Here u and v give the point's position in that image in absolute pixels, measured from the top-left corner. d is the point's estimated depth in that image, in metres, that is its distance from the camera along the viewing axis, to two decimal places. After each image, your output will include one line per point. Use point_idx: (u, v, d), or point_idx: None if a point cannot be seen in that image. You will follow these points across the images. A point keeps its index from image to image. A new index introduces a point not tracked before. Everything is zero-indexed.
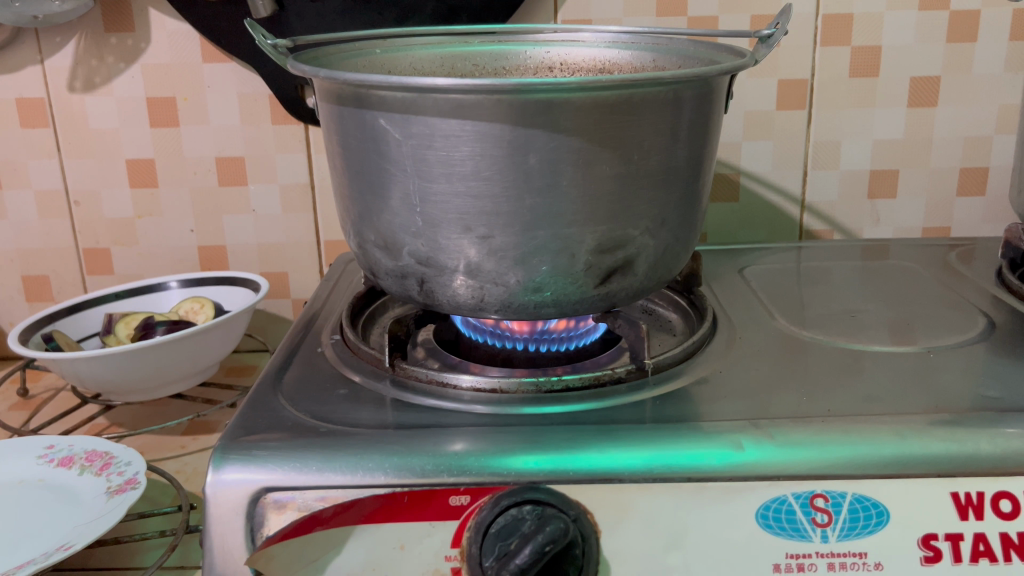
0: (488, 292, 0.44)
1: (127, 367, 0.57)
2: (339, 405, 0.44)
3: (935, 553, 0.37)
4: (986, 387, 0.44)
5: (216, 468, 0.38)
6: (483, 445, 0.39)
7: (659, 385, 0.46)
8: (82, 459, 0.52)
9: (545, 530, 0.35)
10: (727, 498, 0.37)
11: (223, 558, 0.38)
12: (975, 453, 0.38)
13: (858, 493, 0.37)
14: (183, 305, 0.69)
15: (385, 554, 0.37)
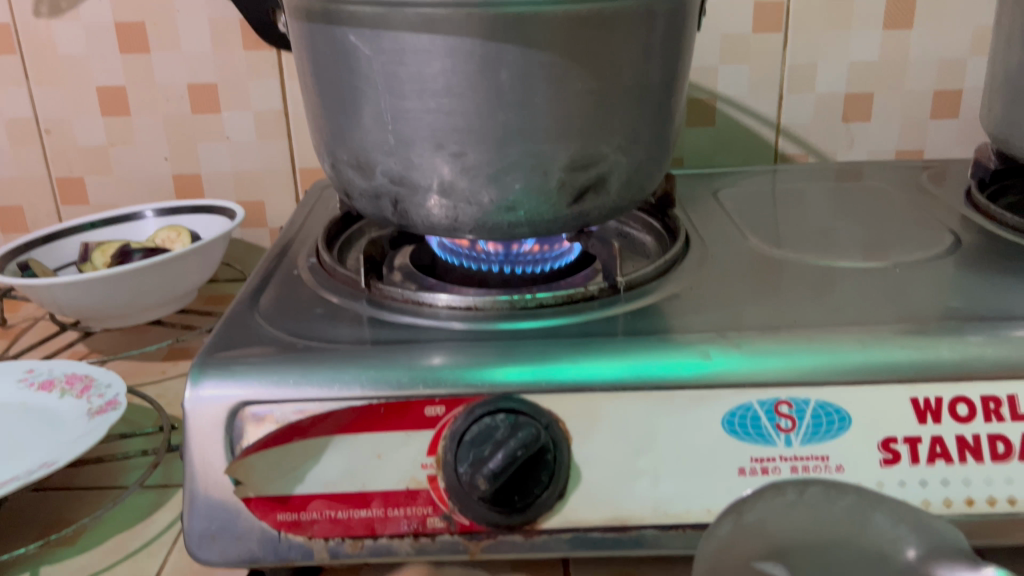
0: (462, 212, 0.44)
1: (104, 292, 0.57)
2: (316, 323, 0.44)
3: (893, 456, 0.38)
4: (950, 298, 0.45)
5: (194, 384, 0.39)
6: (459, 359, 0.40)
7: (631, 300, 0.46)
8: (63, 382, 0.52)
9: (517, 435, 0.36)
10: (697, 404, 0.38)
11: (203, 471, 0.38)
12: (935, 359, 0.39)
13: (821, 400, 0.38)
14: (161, 233, 0.69)
15: (363, 464, 0.38)
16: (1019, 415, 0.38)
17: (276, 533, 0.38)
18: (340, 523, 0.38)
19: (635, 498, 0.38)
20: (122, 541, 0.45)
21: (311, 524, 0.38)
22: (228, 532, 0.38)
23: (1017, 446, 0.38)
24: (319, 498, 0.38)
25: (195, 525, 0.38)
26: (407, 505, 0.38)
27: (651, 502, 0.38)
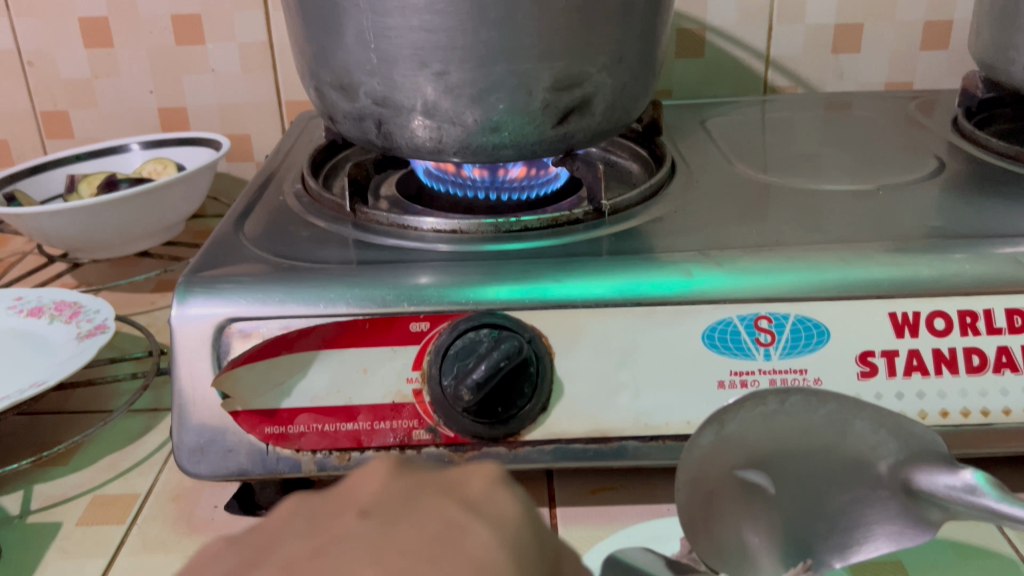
0: (446, 133, 0.44)
1: (90, 221, 0.57)
2: (302, 245, 0.45)
3: (871, 369, 0.39)
4: (930, 218, 0.45)
5: (180, 302, 0.39)
6: (444, 277, 0.40)
7: (616, 223, 0.47)
8: (51, 309, 0.53)
9: (501, 347, 0.37)
10: (677, 320, 0.39)
11: (191, 386, 0.39)
12: (915, 275, 0.39)
13: (801, 315, 0.39)
14: (147, 166, 0.69)
15: (349, 378, 0.38)
16: (995, 328, 0.39)
17: (264, 446, 0.39)
18: (327, 436, 0.39)
19: (616, 411, 0.39)
20: (114, 460, 0.46)
21: (298, 437, 0.39)
22: (217, 445, 0.39)
23: (992, 359, 0.39)
24: (305, 412, 0.39)
25: (185, 439, 0.39)
26: (392, 419, 0.39)
27: (631, 414, 0.39)
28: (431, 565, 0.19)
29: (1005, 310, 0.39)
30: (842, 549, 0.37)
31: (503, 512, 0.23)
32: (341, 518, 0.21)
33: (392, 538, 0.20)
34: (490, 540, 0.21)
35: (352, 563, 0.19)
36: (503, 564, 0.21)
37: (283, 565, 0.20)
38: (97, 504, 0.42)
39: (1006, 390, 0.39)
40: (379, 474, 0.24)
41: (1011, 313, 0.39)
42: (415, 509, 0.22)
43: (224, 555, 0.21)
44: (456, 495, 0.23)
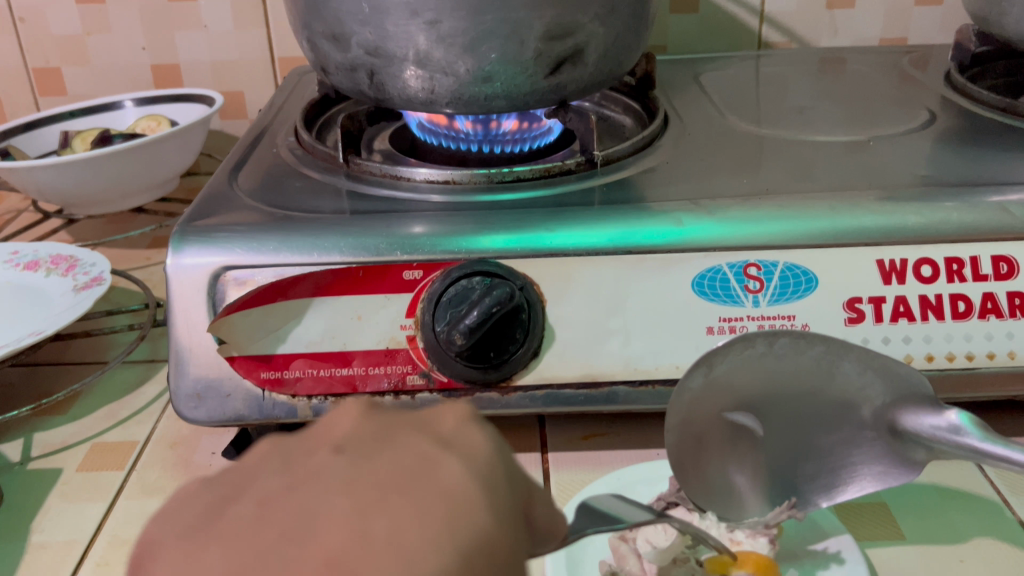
0: (438, 83, 0.44)
1: (84, 175, 0.58)
2: (296, 195, 0.45)
3: (858, 315, 0.39)
4: (919, 167, 0.45)
5: (176, 251, 0.39)
6: (437, 227, 0.40)
7: (608, 174, 0.47)
8: (48, 262, 0.53)
9: (493, 293, 0.37)
10: (666, 268, 0.39)
11: (188, 332, 0.40)
12: (903, 224, 0.40)
13: (790, 262, 0.39)
14: (140, 123, 0.69)
15: (343, 324, 0.39)
16: (980, 275, 0.39)
17: (260, 392, 0.40)
18: (322, 381, 0.40)
19: (607, 357, 0.40)
20: (112, 410, 0.46)
21: (294, 382, 0.40)
22: (214, 391, 0.40)
23: (977, 305, 0.39)
24: (301, 358, 0.39)
25: (183, 385, 0.40)
26: (386, 365, 0.39)
27: (622, 360, 0.40)
28: (405, 498, 0.18)
29: (991, 257, 0.39)
30: (828, 488, 0.38)
31: (474, 446, 0.21)
32: (314, 455, 0.20)
33: (366, 471, 0.19)
34: (463, 471, 0.20)
35: (326, 499, 0.18)
36: (475, 496, 0.19)
37: (260, 499, 0.18)
38: (96, 451, 0.43)
39: (990, 335, 0.40)
40: (352, 413, 0.22)
41: (996, 261, 0.39)
42: (389, 445, 0.20)
43: (198, 496, 0.19)
44: (426, 432, 0.21)
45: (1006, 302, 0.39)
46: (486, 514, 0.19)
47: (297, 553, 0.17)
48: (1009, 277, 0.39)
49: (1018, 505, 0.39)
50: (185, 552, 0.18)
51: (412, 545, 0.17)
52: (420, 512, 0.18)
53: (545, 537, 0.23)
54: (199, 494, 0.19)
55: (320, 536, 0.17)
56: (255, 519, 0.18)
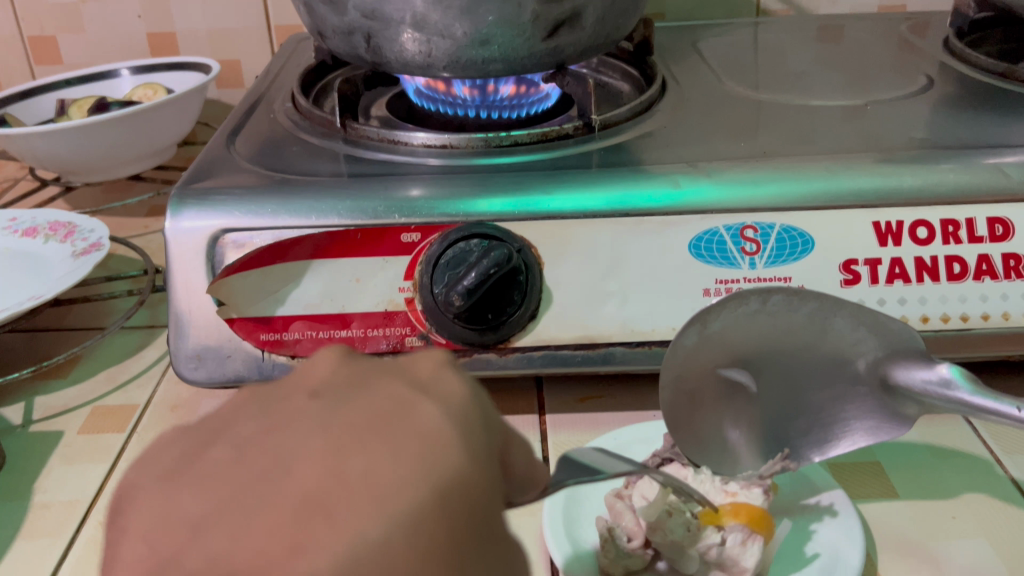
0: (436, 46, 0.44)
1: (81, 142, 0.57)
2: (294, 159, 0.45)
3: (854, 277, 0.40)
4: (916, 130, 0.45)
5: (174, 214, 0.39)
6: (434, 190, 0.40)
7: (606, 138, 0.47)
8: (46, 229, 0.53)
9: (490, 255, 0.37)
10: (663, 230, 0.39)
11: (188, 295, 0.40)
12: (899, 185, 0.40)
13: (786, 224, 0.39)
14: (137, 91, 0.69)
15: (342, 287, 0.39)
16: (976, 237, 0.40)
17: (260, 353, 0.40)
18: (321, 343, 0.40)
19: (603, 319, 0.40)
20: (113, 373, 0.47)
21: (293, 344, 0.40)
22: (214, 353, 0.40)
23: (972, 267, 0.40)
24: (300, 320, 0.40)
25: (183, 347, 0.40)
26: (385, 326, 0.40)
27: (618, 321, 0.40)
28: (381, 438, 0.18)
29: (987, 218, 0.40)
30: (820, 442, 0.38)
31: (450, 391, 0.21)
32: (292, 400, 0.20)
33: (342, 414, 0.19)
34: (439, 413, 0.20)
35: (302, 440, 0.18)
36: (451, 435, 0.20)
37: (237, 443, 0.18)
38: (97, 414, 0.44)
39: (985, 297, 0.40)
40: (330, 358, 0.22)
41: (992, 222, 0.40)
42: (366, 388, 0.20)
43: (177, 442, 0.19)
44: (402, 377, 0.21)
45: (1001, 264, 0.40)
46: (460, 453, 0.19)
47: (275, 491, 0.17)
48: (1005, 239, 0.40)
49: (1010, 463, 0.39)
50: (162, 497, 0.18)
51: (388, 483, 0.17)
52: (395, 452, 0.18)
53: (523, 484, 0.23)
54: (177, 438, 0.19)
55: (295, 473, 0.17)
56: (230, 463, 0.18)
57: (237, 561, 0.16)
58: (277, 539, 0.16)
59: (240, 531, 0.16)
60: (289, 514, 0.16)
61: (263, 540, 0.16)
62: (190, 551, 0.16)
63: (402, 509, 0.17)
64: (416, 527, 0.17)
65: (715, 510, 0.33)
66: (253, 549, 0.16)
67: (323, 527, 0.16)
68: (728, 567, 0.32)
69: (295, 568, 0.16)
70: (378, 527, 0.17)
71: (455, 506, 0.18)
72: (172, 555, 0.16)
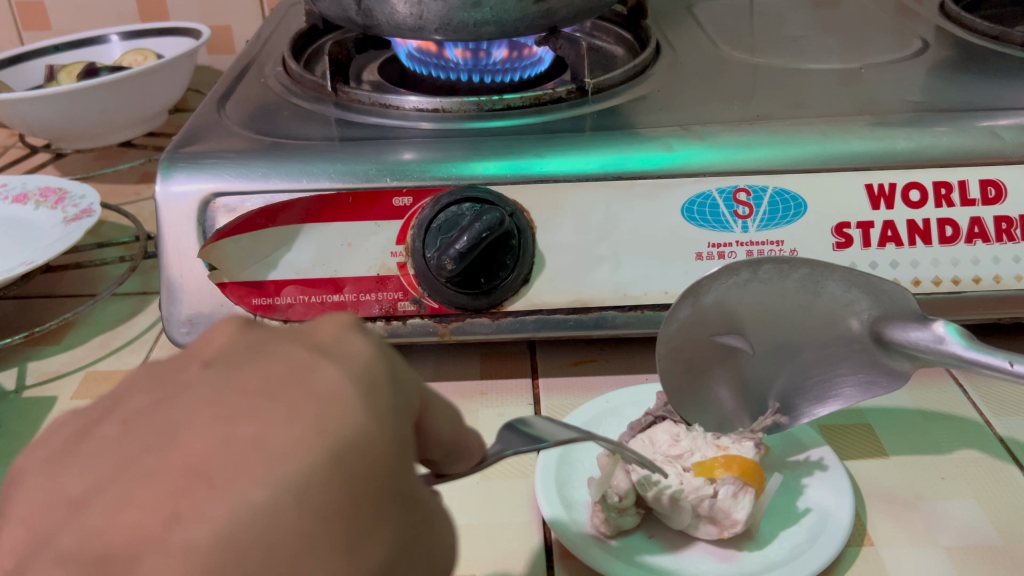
0: (427, 8, 0.44)
1: (70, 107, 0.57)
2: (286, 124, 0.45)
3: (846, 240, 0.40)
4: (910, 93, 0.45)
5: (164, 179, 0.39)
6: (427, 153, 0.40)
7: (600, 102, 0.46)
8: (36, 195, 0.53)
9: (482, 219, 0.37)
10: (656, 193, 0.39)
11: (179, 259, 0.40)
12: (892, 148, 0.39)
13: (779, 187, 0.39)
14: (127, 57, 0.68)
15: (334, 251, 0.39)
16: (969, 200, 0.40)
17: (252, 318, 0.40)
18: (313, 307, 0.40)
19: (595, 283, 0.40)
20: (105, 339, 0.47)
21: (285, 308, 0.40)
22: (207, 318, 0.40)
23: (964, 230, 0.40)
24: (292, 284, 0.40)
25: (175, 312, 0.40)
26: (377, 291, 0.40)
27: (610, 285, 0.40)
28: (274, 403, 0.18)
29: (980, 181, 0.39)
30: (818, 397, 0.39)
31: (354, 352, 0.20)
32: (184, 370, 0.19)
33: (232, 385, 0.18)
34: (340, 377, 0.19)
35: (188, 411, 0.17)
36: (350, 399, 0.18)
37: (125, 418, 0.18)
38: (90, 379, 0.44)
39: (977, 260, 0.40)
40: (228, 328, 0.21)
41: (985, 185, 0.39)
42: (260, 356, 0.19)
43: (70, 423, 0.19)
44: (303, 338, 0.20)
45: (993, 227, 0.40)
46: (359, 416, 0.18)
47: (156, 465, 0.16)
48: (997, 202, 0.40)
49: (999, 424, 0.40)
50: (47, 477, 0.17)
51: (276, 448, 0.17)
52: (289, 417, 0.17)
53: (440, 450, 0.23)
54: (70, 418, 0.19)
55: (181, 444, 0.17)
56: (115, 438, 0.18)
57: (114, 538, 0.16)
58: (158, 511, 0.16)
59: (120, 505, 0.16)
60: (171, 484, 0.16)
61: (142, 513, 0.16)
62: (66, 530, 0.16)
63: (292, 475, 0.17)
64: (306, 491, 0.17)
65: (708, 462, 0.34)
66: (130, 524, 0.16)
67: (205, 497, 0.16)
68: (719, 520, 0.32)
69: (174, 540, 0.16)
70: (264, 493, 0.16)
71: (352, 468, 0.18)
72: (48, 533, 0.17)
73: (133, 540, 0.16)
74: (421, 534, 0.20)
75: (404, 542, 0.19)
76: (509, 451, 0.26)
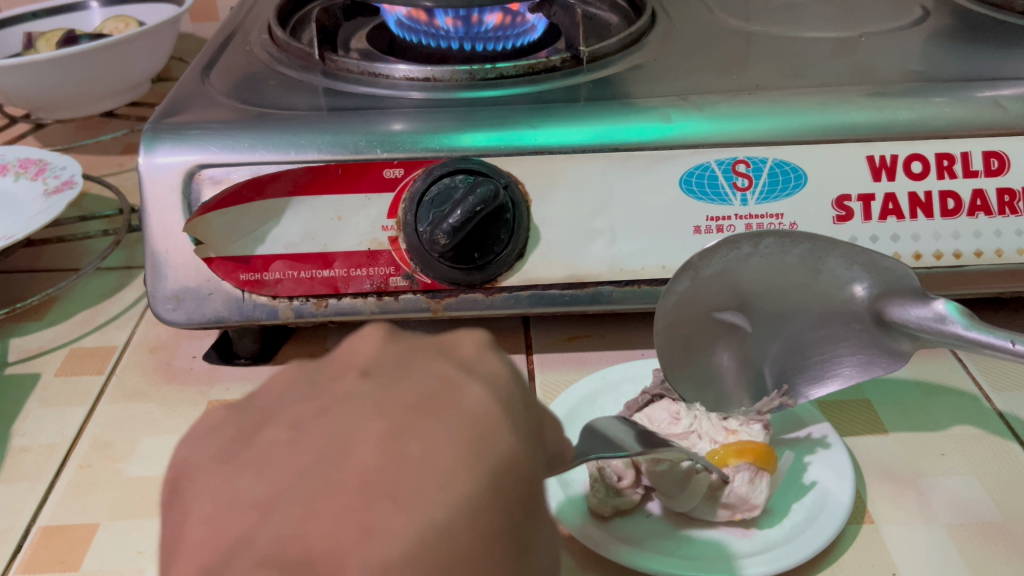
0: None
1: (50, 75, 0.55)
2: (272, 93, 0.43)
3: (846, 214, 0.39)
4: (909, 63, 0.44)
5: (147, 151, 0.38)
6: (418, 123, 0.39)
7: (594, 71, 0.45)
8: (16, 167, 0.52)
9: (476, 191, 0.36)
10: (653, 166, 0.38)
11: (164, 234, 0.39)
12: (893, 119, 0.39)
13: (779, 159, 0.38)
14: (108, 25, 0.66)
15: (323, 224, 0.38)
16: (971, 171, 0.39)
17: (240, 294, 0.39)
18: (303, 283, 0.39)
19: (591, 257, 0.39)
20: (89, 316, 0.46)
21: (274, 284, 0.39)
22: (193, 293, 0.39)
23: (966, 203, 0.39)
24: (280, 259, 0.39)
25: (160, 287, 0.39)
26: (368, 266, 0.39)
27: (607, 260, 0.39)
28: (435, 422, 0.18)
29: (982, 153, 0.39)
30: (816, 377, 0.38)
31: (493, 371, 0.21)
32: (343, 378, 0.19)
33: (393, 395, 0.18)
34: (487, 398, 0.19)
35: (361, 421, 0.18)
36: (499, 423, 0.19)
37: (293, 425, 0.18)
38: (75, 356, 0.43)
39: (979, 233, 0.39)
40: (375, 337, 0.21)
41: (988, 156, 0.39)
42: (411, 371, 0.19)
43: (219, 428, 0.19)
44: (446, 355, 0.21)
45: (995, 200, 0.39)
46: (509, 437, 0.19)
47: (336, 476, 0.17)
48: (1000, 174, 0.39)
49: (998, 399, 0.39)
50: (222, 477, 0.18)
51: (447, 469, 0.17)
52: (452, 436, 0.18)
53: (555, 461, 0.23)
54: (208, 431, 0.19)
55: (355, 455, 0.17)
56: (289, 443, 0.18)
57: (311, 544, 0.16)
58: (347, 522, 0.16)
59: (313, 511, 0.16)
60: (355, 499, 0.16)
61: (335, 523, 0.16)
62: (263, 531, 0.16)
63: (462, 494, 0.17)
64: (476, 513, 0.17)
65: (720, 451, 0.33)
66: (326, 533, 0.16)
67: (389, 513, 0.16)
68: (735, 505, 0.32)
69: (370, 552, 0.16)
70: (442, 513, 0.16)
71: (509, 489, 0.18)
72: (242, 535, 0.16)
73: (330, 549, 0.16)
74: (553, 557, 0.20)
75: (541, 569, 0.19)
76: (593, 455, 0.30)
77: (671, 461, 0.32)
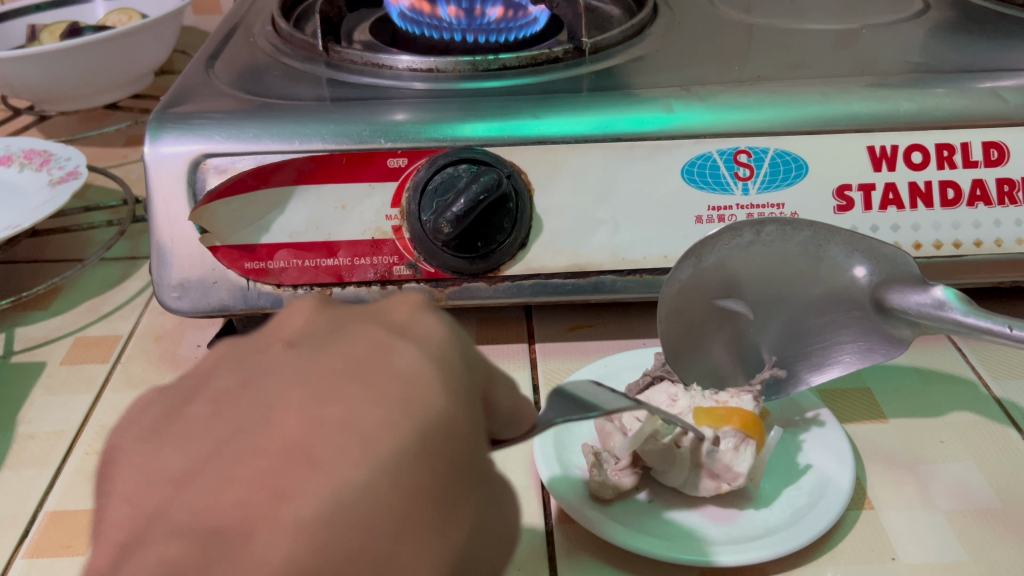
0: None
1: (56, 67, 0.55)
2: (275, 83, 0.44)
3: (847, 203, 0.39)
4: (910, 54, 0.45)
5: (153, 140, 0.38)
6: (422, 114, 0.39)
7: (597, 62, 0.45)
8: (21, 157, 0.52)
9: (479, 180, 0.36)
10: (654, 155, 0.39)
11: (169, 222, 0.39)
12: (894, 110, 0.39)
13: (780, 149, 0.39)
14: (111, 17, 0.67)
15: (328, 213, 0.38)
16: (971, 162, 0.39)
17: (245, 282, 0.40)
18: (307, 272, 0.40)
19: (594, 246, 0.40)
20: (94, 305, 0.46)
21: (279, 272, 0.39)
22: (199, 282, 0.40)
23: (966, 193, 0.39)
24: (284, 248, 0.39)
25: (164, 275, 0.40)
26: (373, 255, 0.39)
27: (609, 249, 0.40)
28: (355, 384, 0.18)
29: (982, 143, 0.39)
30: (816, 364, 0.38)
31: (428, 331, 0.21)
32: (268, 351, 0.19)
33: (320, 360, 0.18)
34: (418, 357, 0.19)
35: (277, 390, 0.18)
36: (432, 383, 0.19)
37: (214, 399, 0.18)
38: (80, 344, 0.43)
39: (978, 223, 0.40)
40: (305, 309, 0.21)
41: (987, 147, 0.39)
42: (342, 335, 0.20)
43: (149, 406, 0.19)
44: (379, 320, 0.21)
45: (995, 189, 0.39)
46: (441, 397, 0.19)
47: (257, 442, 0.17)
48: (1000, 164, 0.39)
49: (996, 386, 0.40)
50: (145, 453, 0.18)
51: (370, 429, 0.17)
52: (375, 397, 0.18)
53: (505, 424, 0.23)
54: (152, 401, 0.19)
55: (277, 423, 0.17)
56: (208, 417, 0.18)
57: (223, 515, 0.16)
58: (258, 487, 0.16)
59: (228, 480, 0.16)
60: (270, 464, 0.16)
61: (246, 491, 0.16)
62: (178, 504, 0.16)
63: (384, 454, 0.17)
64: (399, 472, 0.17)
65: (711, 412, 0.34)
66: (237, 501, 0.16)
67: (306, 475, 0.16)
68: (720, 475, 0.32)
69: (283, 515, 0.16)
70: (360, 472, 0.16)
71: (438, 449, 0.18)
72: (161, 508, 0.17)
73: (240, 517, 0.16)
74: (495, 522, 0.20)
75: (481, 530, 0.19)
76: (560, 419, 0.25)
77: (654, 434, 0.33)
